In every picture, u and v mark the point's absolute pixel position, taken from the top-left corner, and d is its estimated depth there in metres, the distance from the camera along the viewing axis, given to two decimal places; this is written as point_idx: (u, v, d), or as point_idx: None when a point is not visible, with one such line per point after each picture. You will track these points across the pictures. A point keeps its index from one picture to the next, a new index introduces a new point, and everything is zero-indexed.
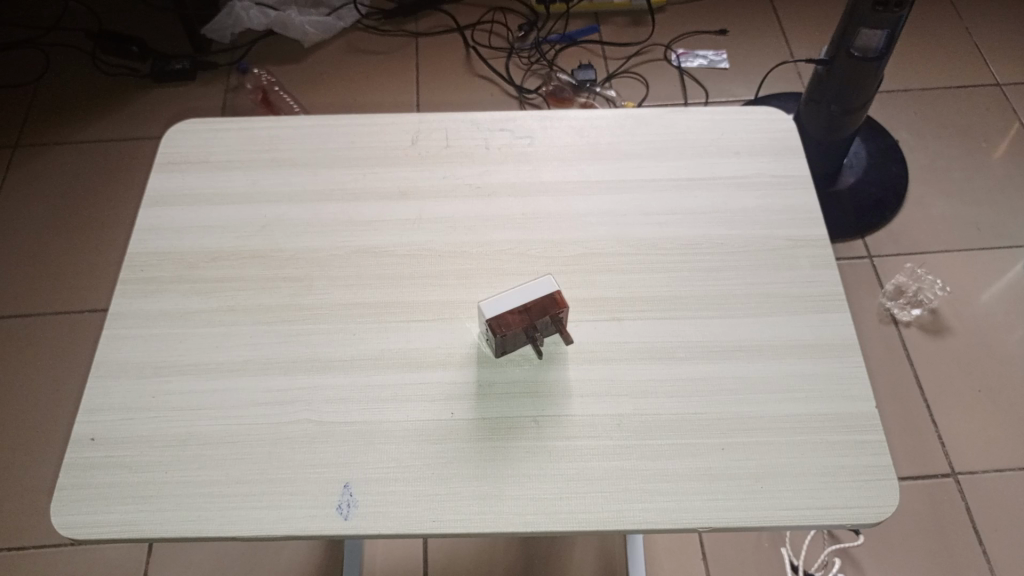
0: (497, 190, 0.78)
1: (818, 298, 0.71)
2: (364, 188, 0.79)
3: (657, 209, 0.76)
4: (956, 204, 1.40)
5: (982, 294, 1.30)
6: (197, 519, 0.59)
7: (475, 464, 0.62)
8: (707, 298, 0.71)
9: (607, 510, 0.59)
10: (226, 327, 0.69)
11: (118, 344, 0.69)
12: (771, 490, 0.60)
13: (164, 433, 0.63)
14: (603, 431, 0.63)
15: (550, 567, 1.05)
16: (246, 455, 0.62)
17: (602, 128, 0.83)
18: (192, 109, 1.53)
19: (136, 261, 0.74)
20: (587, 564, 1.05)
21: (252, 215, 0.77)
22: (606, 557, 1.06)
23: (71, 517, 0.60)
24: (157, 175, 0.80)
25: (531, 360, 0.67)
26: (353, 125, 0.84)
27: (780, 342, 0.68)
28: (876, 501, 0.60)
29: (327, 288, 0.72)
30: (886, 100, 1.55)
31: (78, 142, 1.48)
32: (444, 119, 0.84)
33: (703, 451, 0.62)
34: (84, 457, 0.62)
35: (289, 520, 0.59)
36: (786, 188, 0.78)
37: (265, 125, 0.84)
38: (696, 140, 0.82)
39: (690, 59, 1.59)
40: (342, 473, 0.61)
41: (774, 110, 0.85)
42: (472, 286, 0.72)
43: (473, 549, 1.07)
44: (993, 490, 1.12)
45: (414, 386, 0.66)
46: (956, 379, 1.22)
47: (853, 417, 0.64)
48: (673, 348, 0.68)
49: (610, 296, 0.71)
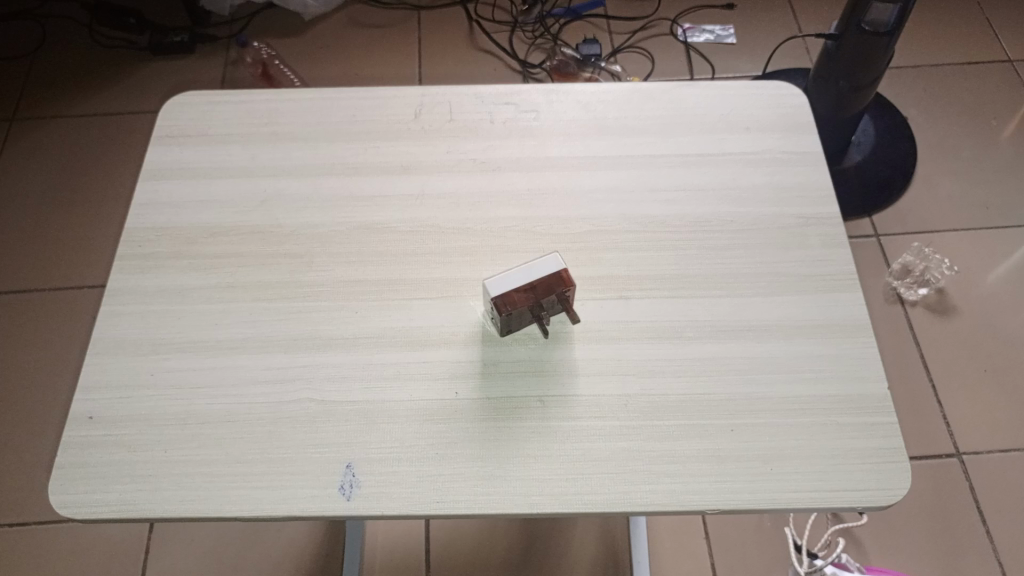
0: (501, 165, 0.77)
1: (828, 278, 0.69)
2: (366, 162, 0.77)
3: (664, 186, 0.75)
4: (963, 182, 1.39)
5: (989, 274, 1.29)
6: (197, 499, 0.58)
7: (479, 444, 0.61)
8: (716, 277, 0.69)
9: (612, 491, 0.59)
10: (225, 305, 0.68)
11: (116, 321, 0.67)
12: (779, 472, 0.59)
13: (163, 411, 0.62)
14: (610, 411, 0.62)
15: (552, 547, 1.05)
16: (246, 434, 0.61)
17: (608, 102, 0.81)
18: (191, 82, 1.51)
19: (133, 236, 0.72)
20: (589, 543, 1.05)
21: (252, 191, 0.75)
22: (608, 537, 1.05)
23: (70, 496, 0.59)
24: (154, 148, 0.78)
25: (537, 339, 0.66)
26: (355, 98, 0.82)
27: (789, 322, 0.67)
28: (886, 483, 0.59)
29: (328, 265, 0.70)
30: (895, 78, 1.53)
31: (76, 114, 1.46)
32: (449, 92, 0.82)
33: (712, 432, 0.61)
34: (81, 435, 0.61)
35: (290, 501, 0.58)
36: (798, 165, 0.76)
37: (265, 98, 0.82)
38: (705, 116, 0.80)
39: (697, 34, 1.57)
40: (344, 453, 0.60)
41: (785, 84, 0.83)
42: (476, 262, 0.70)
43: (474, 530, 1.06)
44: (997, 471, 1.12)
45: (416, 364, 0.64)
46: (962, 359, 1.21)
47: (864, 399, 0.63)
48: (681, 327, 0.66)
49: (616, 274, 0.69)
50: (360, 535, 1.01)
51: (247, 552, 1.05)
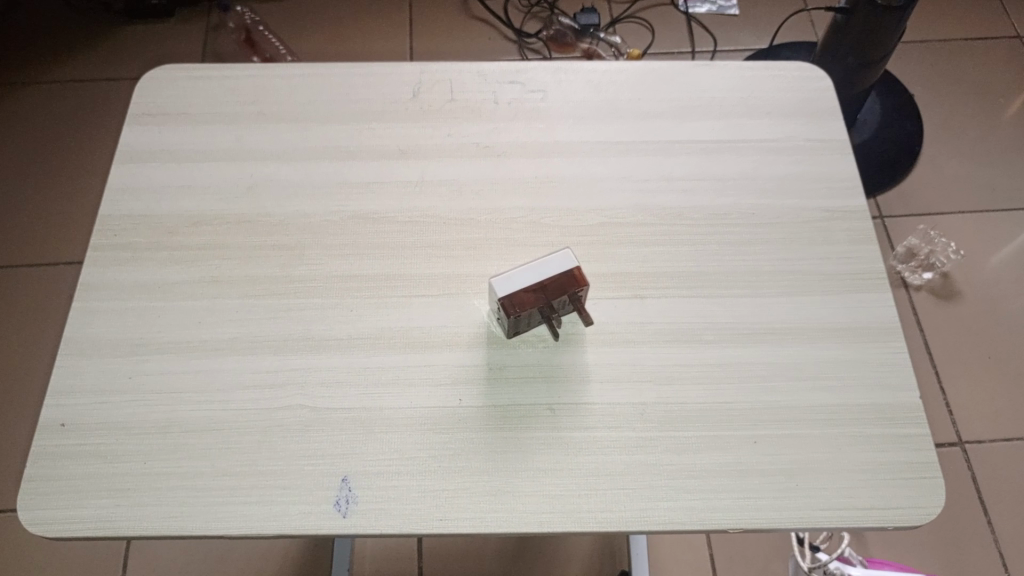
0: (507, 150, 0.71)
1: (855, 277, 0.65)
2: (361, 145, 0.72)
3: (681, 174, 0.70)
4: (972, 163, 1.35)
5: (996, 259, 1.26)
6: (181, 515, 0.54)
7: (486, 457, 0.56)
8: (737, 275, 0.65)
9: (628, 508, 0.55)
10: (211, 301, 0.63)
11: (89, 318, 0.62)
12: (806, 488, 0.56)
13: (144, 419, 0.58)
14: (625, 421, 0.58)
15: (548, 560, 1.01)
16: (235, 445, 0.57)
17: (620, 83, 0.76)
18: (170, 48, 1.44)
19: (108, 225, 0.67)
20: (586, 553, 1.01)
21: (237, 176, 0.70)
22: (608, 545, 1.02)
23: (41, 511, 0.54)
24: (130, 128, 0.73)
25: (547, 341, 0.62)
26: (348, 74, 0.76)
27: (815, 325, 0.62)
28: (918, 500, 0.56)
29: (321, 258, 0.65)
30: (902, 54, 1.48)
31: (49, 80, 1.39)
32: (449, 69, 0.77)
33: (734, 444, 0.57)
34: (53, 445, 0.56)
35: (282, 518, 0.54)
36: (822, 153, 0.71)
37: (250, 73, 0.76)
38: (723, 100, 0.75)
39: (699, 4, 1.51)
40: (340, 466, 0.56)
41: (807, 66, 0.78)
42: (480, 256, 0.65)
43: (468, 542, 1.02)
44: (999, 460, 1.09)
45: (416, 369, 0.60)
46: (966, 346, 1.18)
47: (894, 409, 0.59)
48: (701, 330, 0.62)
49: (631, 270, 0.65)
50: (348, 553, 0.95)
51: (230, 563, 1.00)
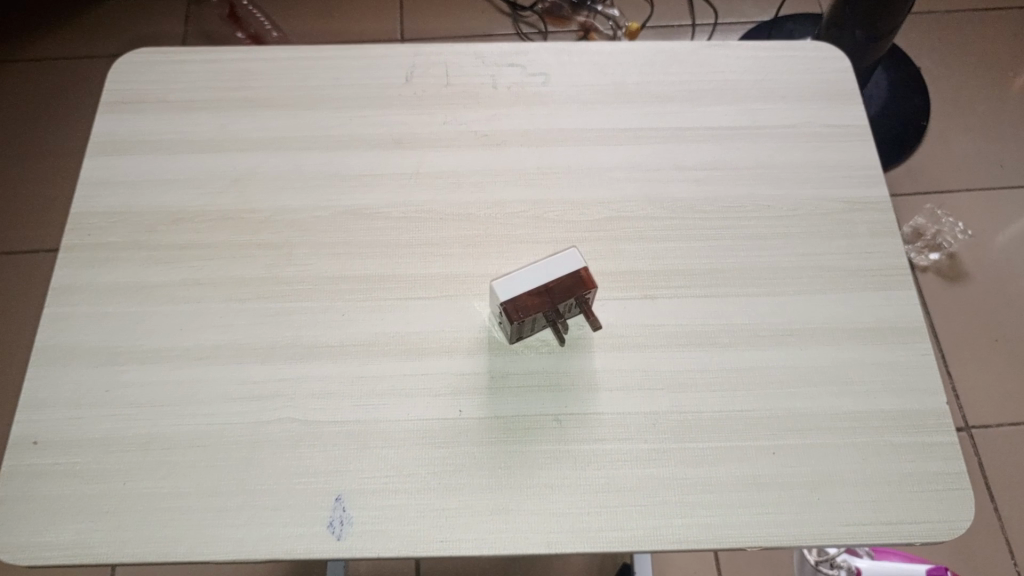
0: (508, 138, 0.67)
1: (878, 273, 0.61)
2: (351, 133, 0.67)
3: (693, 163, 0.66)
4: (981, 140, 1.31)
5: (1005, 239, 1.22)
6: (163, 541, 0.50)
7: (487, 472, 0.53)
8: (753, 272, 0.61)
9: (641, 527, 0.51)
10: (192, 305, 0.59)
11: (63, 325, 0.58)
12: (830, 502, 0.52)
13: (123, 434, 0.54)
14: (637, 432, 0.55)
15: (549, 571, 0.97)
16: (221, 462, 0.53)
17: (627, 64, 0.71)
18: (149, 24, 1.38)
19: (82, 223, 0.63)
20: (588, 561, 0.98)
21: (220, 168, 0.65)
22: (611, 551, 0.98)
23: (12, 537, 0.51)
24: (104, 117, 0.68)
25: (552, 345, 0.58)
26: (338, 56, 0.72)
27: (837, 326, 0.59)
28: (947, 514, 0.53)
29: (311, 257, 0.61)
30: (910, 26, 1.44)
31: (23, 58, 1.33)
32: (445, 50, 0.72)
33: (752, 455, 0.54)
34: (25, 464, 0.53)
35: (272, 541, 0.50)
36: (842, 139, 0.67)
37: (233, 56, 0.72)
38: (737, 83, 0.70)
39: None
40: (333, 483, 0.52)
41: (824, 46, 0.73)
42: (480, 255, 0.61)
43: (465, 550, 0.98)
44: (1007, 445, 1.07)
45: (414, 377, 0.56)
46: (974, 328, 1.15)
47: (922, 416, 0.56)
48: (716, 332, 0.58)
49: (642, 268, 0.61)
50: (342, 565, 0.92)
51: None
